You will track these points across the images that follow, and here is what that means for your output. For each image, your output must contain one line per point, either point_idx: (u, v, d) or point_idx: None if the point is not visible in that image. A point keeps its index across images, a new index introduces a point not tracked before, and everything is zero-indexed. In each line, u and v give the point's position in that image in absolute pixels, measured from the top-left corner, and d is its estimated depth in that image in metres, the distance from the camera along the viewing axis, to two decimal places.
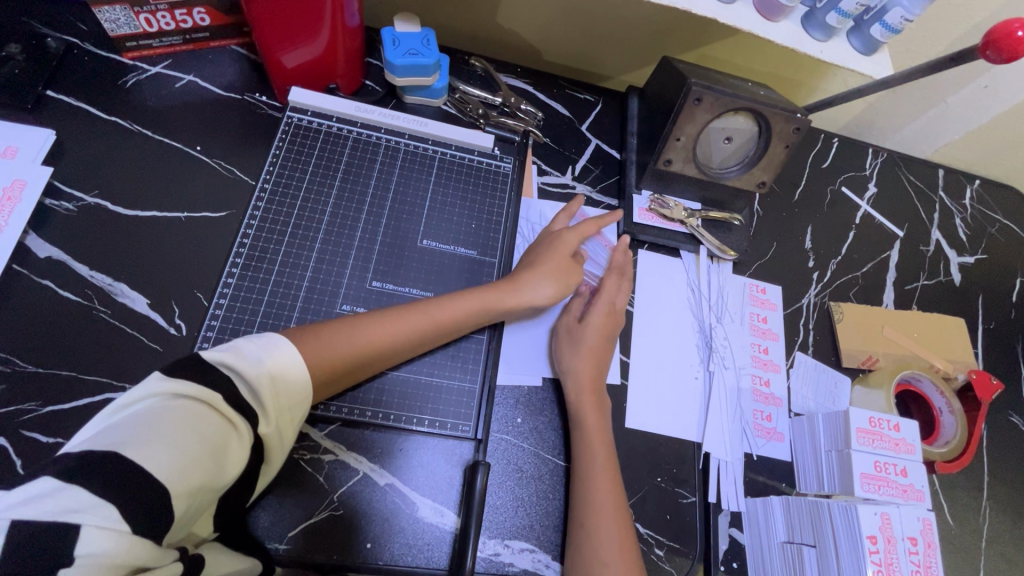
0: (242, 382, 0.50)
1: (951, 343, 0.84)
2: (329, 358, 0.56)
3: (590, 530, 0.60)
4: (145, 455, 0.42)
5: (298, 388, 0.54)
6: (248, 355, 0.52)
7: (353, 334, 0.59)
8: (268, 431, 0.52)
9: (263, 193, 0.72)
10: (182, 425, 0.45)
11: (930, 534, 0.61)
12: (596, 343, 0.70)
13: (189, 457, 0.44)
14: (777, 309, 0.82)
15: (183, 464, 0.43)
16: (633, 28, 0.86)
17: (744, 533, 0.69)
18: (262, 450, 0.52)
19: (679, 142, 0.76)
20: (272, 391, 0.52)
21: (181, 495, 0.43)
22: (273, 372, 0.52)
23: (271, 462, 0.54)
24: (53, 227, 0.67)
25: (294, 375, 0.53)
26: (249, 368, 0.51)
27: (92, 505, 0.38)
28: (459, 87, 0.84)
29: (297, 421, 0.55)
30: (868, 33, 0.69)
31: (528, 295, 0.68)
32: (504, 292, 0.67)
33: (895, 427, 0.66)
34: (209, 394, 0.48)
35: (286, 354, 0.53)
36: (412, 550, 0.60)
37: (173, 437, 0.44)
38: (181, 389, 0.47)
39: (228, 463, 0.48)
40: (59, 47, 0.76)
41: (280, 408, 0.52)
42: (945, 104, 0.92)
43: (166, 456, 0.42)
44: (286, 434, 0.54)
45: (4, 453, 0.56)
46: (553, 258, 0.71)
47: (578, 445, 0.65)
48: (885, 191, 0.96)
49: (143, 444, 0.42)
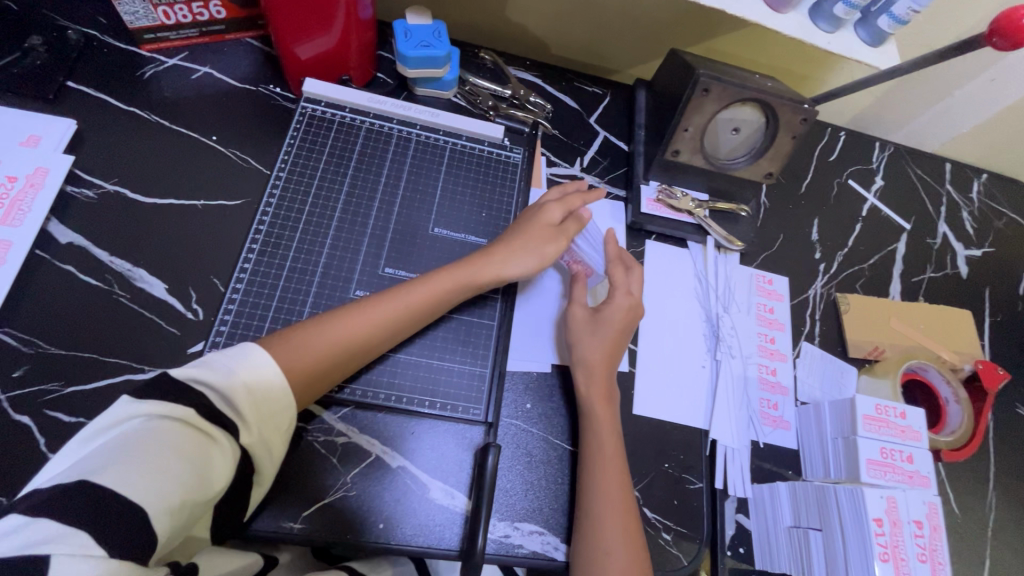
0: (216, 394, 0.51)
1: (958, 335, 0.84)
2: (306, 356, 0.57)
3: (597, 515, 0.61)
4: (117, 479, 0.43)
5: (277, 394, 0.54)
6: (217, 367, 0.52)
7: (333, 325, 0.60)
8: (251, 441, 0.52)
9: (278, 180, 0.73)
10: (155, 445, 0.46)
11: (936, 518, 0.61)
12: (612, 332, 0.70)
13: (165, 477, 0.45)
14: (784, 299, 0.83)
15: (158, 485, 0.44)
16: (641, 21, 0.87)
17: (749, 518, 0.70)
18: (249, 460, 0.53)
19: (687, 133, 0.77)
20: (248, 399, 0.52)
21: (161, 514, 0.44)
22: (247, 382, 0.52)
23: (262, 472, 0.54)
24: (74, 214, 0.68)
25: (269, 381, 0.54)
26: (220, 380, 0.51)
27: (63, 533, 0.40)
28: (470, 79, 0.86)
29: (284, 431, 0.55)
30: (875, 24, 0.70)
31: (504, 269, 0.68)
32: (477, 267, 0.68)
33: (901, 415, 0.67)
34: (180, 410, 0.49)
35: (258, 361, 0.54)
36: (425, 531, 0.61)
37: (146, 460, 0.45)
38: (149, 412, 0.49)
39: (211, 474, 0.49)
40: (79, 39, 0.77)
41: (258, 418, 0.53)
42: (952, 97, 0.93)
43: (138, 478, 0.44)
44: (273, 444, 0.54)
45: (28, 432, 0.57)
46: (531, 229, 0.71)
47: (588, 427, 0.66)
48: (892, 184, 0.96)
49: (115, 468, 0.43)
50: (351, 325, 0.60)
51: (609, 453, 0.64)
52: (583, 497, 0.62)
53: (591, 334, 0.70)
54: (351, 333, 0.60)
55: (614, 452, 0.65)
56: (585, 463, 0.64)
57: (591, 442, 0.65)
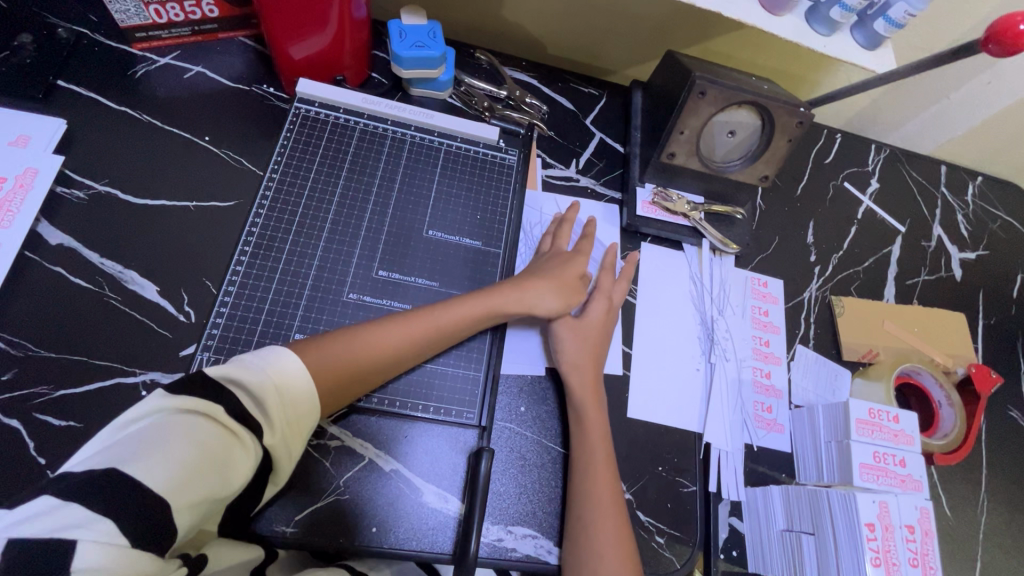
0: (248, 396, 0.50)
1: (952, 338, 0.85)
2: (336, 364, 0.57)
3: (589, 519, 0.61)
4: (147, 472, 0.42)
5: (304, 398, 0.53)
6: (251, 366, 0.51)
7: (360, 340, 0.59)
8: (274, 443, 0.51)
9: (271, 182, 0.72)
10: (185, 441, 0.45)
11: (927, 522, 0.62)
12: (595, 334, 0.71)
13: (191, 473, 0.44)
14: (779, 302, 0.83)
15: (184, 480, 0.44)
16: (638, 21, 0.87)
17: (743, 522, 0.70)
18: (269, 461, 0.52)
19: (683, 135, 0.77)
20: (277, 400, 0.51)
21: (183, 509, 0.43)
22: (276, 382, 0.52)
23: (279, 472, 0.54)
24: (64, 215, 0.68)
25: (299, 384, 0.53)
26: (252, 379, 0.51)
27: (90, 519, 0.39)
28: (465, 80, 0.85)
29: (306, 433, 0.54)
30: (872, 28, 0.69)
31: (535, 305, 0.69)
32: (510, 297, 0.68)
33: (894, 419, 0.67)
34: (209, 406, 0.48)
35: (287, 362, 0.53)
36: (417, 535, 0.61)
37: (176, 452, 0.44)
38: (183, 404, 0.48)
39: (235, 473, 0.48)
40: (69, 38, 0.76)
41: (286, 419, 0.52)
42: (948, 100, 0.93)
43: (167, 471, 0.43)
44: (294, 446, 0.53)
45: (17, 435, 0.57)
46: (561, 272, 0.73)
47: (581, 432, 0.66)
48: (887, 187, 0.96)
49: (144, 461, 0.43)
50: (379, 342, 0.60)
51: (599, 459, 0.64)
52: (574, 503, 0.62)
53: (577, 334, 0.71)
54: (378, 351, 0.60)
55: (604, 459, 0.64)
56: (575, 469, 0.64)
57: (577, 448, 0.65)
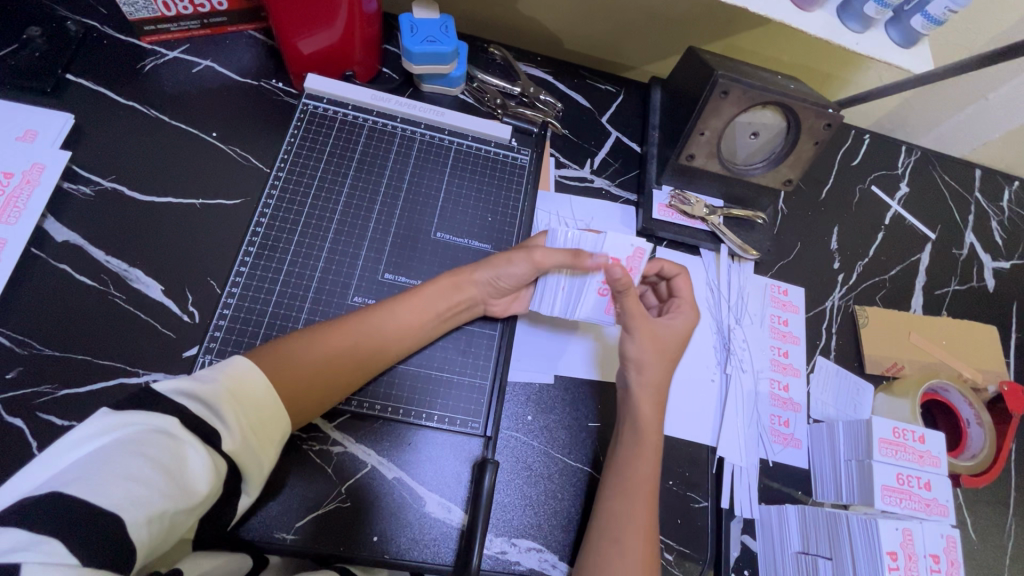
0: (197, 404, 0.47)
1: (982, 352, 0.81)
2: (290, 375, 0.54)
3: (619, 542, 0.57)
4: (94, 485, 0.37)
5: (265, 399, 0.51)
6: (201, 377, 0.48)
7: (323, 337, 0.58)
8: (237, 448, 0.48)
9: (278, 180, 0.71)
10: (140, 457, 0.41)
11: (954, 552, 0.59)
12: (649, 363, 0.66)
13: (147, 487, 0.40)
14: (799, 311, 0.80)
15: (140, 492, 0.39)
16: (658, 17, 0.84)
17: (756, 540, 0.67)
18: (235, 468, 0.48)
19: (703, 136, 0.74)
20: (234, 405, 0.48)
21: (140, 523, 0.38)
22: (232, 389, 0.49)
23: (249, 480, 0.50)
24: (72, 212, 0.67)
25: (253, 388, 0.50)
26: (204, 390, 0.48)
27: (33, 542, 0.34)
28: (478, 75, 0.82)
29: (273, 441, 0.51)
30: (908, 24, 0.65)
31: (483, 274, 0.65)
32: (466, 280, 0.65)
33: (920, 439, 0.63)
34: (161, 419, 0.44)
35: (242, 368, 0.51)
36: (419, 545, 0.59)
37: (125, 465, 0.40)
38: (135, 421, 0.43)
39: (196, 477, 0.43)
40: (78, 31, 0.76)
41: (249, 424, 0.49)
42: (985, 101, 0.87)
43: (119, 486, 0.38)
44: (261, 453, 0.50)
45: (20, 435, 0.56)
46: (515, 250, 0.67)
47: (620, 463, 0.61)
48: (917, 191, 0.92)
49: (92, 478, 0.38)
50: (333, 336, 0.59)
51: (624, 484, 0.60)
52: (600, 523, 0.59)
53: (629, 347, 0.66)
54: (336, 343, 0.58)
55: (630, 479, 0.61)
56: (610, 487, 0.61)
57: (621, 460, 0.62)
